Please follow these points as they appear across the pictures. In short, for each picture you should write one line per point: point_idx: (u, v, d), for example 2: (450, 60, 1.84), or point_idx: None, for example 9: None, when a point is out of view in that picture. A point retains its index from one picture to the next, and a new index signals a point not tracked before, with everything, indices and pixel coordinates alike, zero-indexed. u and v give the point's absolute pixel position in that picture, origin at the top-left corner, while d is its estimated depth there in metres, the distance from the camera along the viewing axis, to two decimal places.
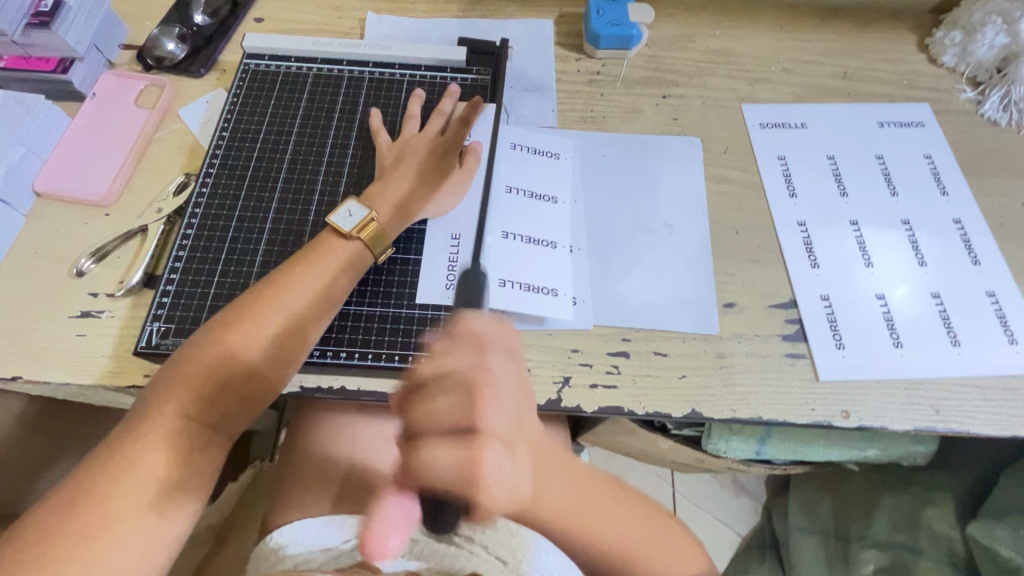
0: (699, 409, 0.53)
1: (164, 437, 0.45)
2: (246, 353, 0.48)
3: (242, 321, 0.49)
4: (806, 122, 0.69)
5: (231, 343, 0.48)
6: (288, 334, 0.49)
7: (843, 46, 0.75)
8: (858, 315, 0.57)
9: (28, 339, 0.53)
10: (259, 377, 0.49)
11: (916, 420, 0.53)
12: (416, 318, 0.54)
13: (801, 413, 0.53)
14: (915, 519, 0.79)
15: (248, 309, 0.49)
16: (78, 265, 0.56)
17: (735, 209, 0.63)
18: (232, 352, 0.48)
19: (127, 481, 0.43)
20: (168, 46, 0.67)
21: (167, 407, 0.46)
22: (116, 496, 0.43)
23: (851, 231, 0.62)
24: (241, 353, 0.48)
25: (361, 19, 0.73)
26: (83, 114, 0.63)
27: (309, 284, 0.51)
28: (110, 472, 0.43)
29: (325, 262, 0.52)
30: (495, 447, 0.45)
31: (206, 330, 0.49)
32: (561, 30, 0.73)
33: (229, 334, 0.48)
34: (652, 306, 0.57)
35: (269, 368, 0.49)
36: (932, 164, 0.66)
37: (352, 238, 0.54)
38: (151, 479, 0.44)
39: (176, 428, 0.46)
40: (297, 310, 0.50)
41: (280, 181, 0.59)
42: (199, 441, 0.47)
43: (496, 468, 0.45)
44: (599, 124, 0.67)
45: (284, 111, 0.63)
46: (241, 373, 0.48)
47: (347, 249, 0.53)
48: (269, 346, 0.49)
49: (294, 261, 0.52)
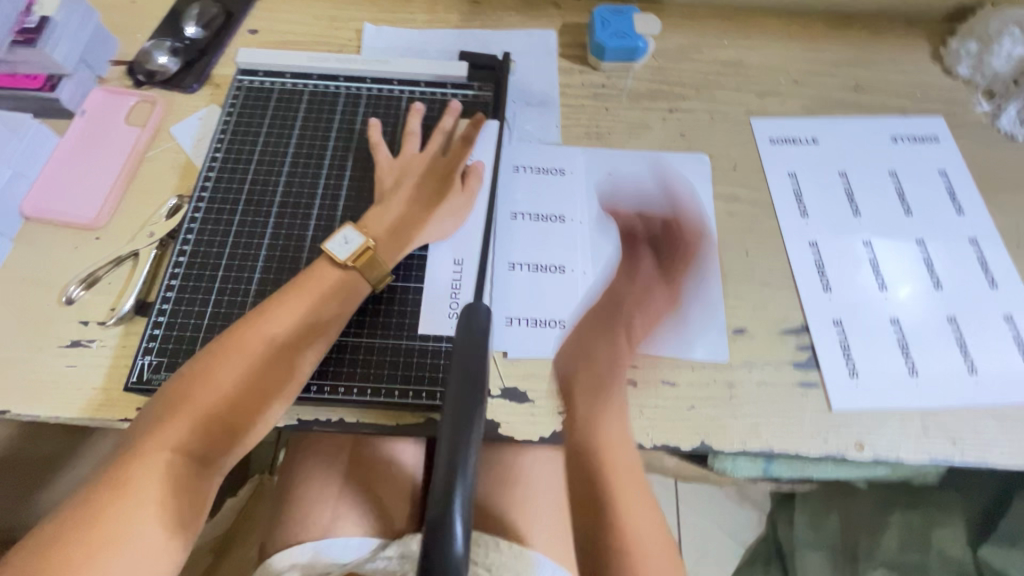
0: (709, 441, 0.51)
1: (146, 474, 0.42)
2: (236, 384, 0.46)
3: (234, 352, 0.47)
4: (817, 136, 0.67)
5: (220, 373, 0.46)
6: (278, 364, 0.48)
7: (854, 56, 0.72)
8: (871, 339, 0.56)
9: (17, 369, 0.51)
10: (251, 408, 0.46)
11: (932, 451, 0.52)
12: (417, 350, 0.52)
13: (814, 445, 0.51)
14: (926, 538, 0.78)
15: (235, 338, 0.48)
16: (69, 293, 0.54)
17: (745, 229, 0.61)
18: (218, 383, 0.46)
19: (110, 522, 0.40)
20: (159, 60, 0.65)
21: (153, 441, 0.43)
22: (97, 535, 0.40)
23: (863, 250, 0.60)
24: (228, 387, 0.46)
25: (358, 30, 0.70)
26: (71, 132, 0.61)
27: (301, 312, 0.50)
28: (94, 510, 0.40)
29: (317, 288, 0.51)
30: None
31: (194, 363, 0.47)
32: (564, 41, 0.71)
33: (220, 365, 0.47)
34: (660, 332, 0.55)
35: (261, 396, 0.47)
36: (947, 180, 0.64)
37: (348, 267, 0.52)
38: (138, 522, 0.41)
39: (160, 464, 0.43)
40: (289, 336, 0.49)
41: (276, 204, 0.57)
42: (189, 477, 0.44)
43: None
44: (604, 140, 0.65)
45: (281, 129, 0.61)
46: (230, 403, 0.46)
47: (340, 276, 0.52)
48: (261, 375, 0.47)
49: (285, 291, 0.51)
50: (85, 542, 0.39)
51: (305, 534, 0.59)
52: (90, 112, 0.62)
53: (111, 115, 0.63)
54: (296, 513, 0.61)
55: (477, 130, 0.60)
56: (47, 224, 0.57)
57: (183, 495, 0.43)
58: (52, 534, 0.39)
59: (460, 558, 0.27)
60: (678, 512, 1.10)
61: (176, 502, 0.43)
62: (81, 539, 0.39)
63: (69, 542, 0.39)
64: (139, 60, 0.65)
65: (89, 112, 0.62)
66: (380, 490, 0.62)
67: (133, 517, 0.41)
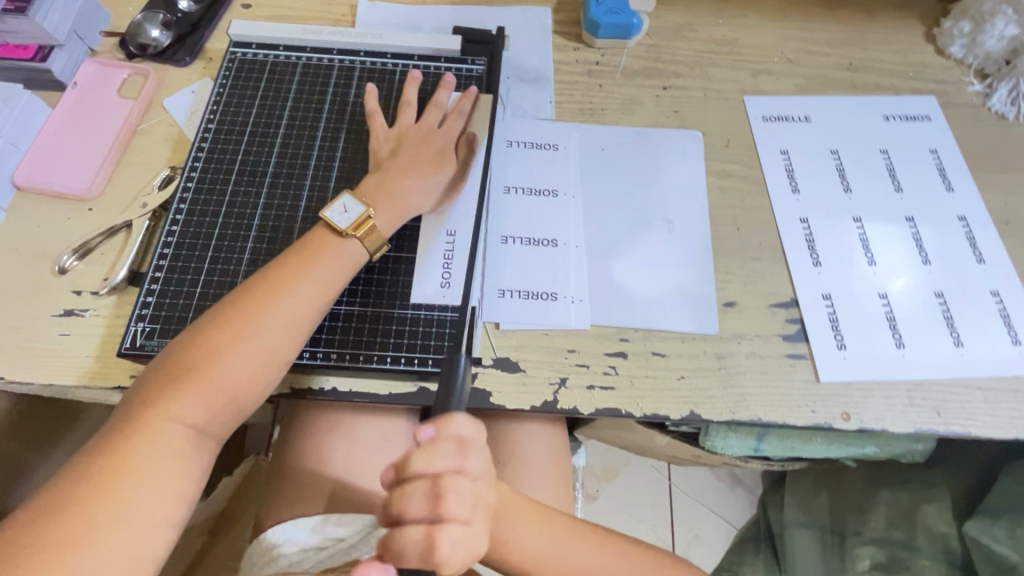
0: (697, 411, 0.52)
1: (149, 443, 0.43)
2: (240, 360, 0.46)
3: (239, 327, 0.47)
4: (810, 115, 0.67)
5: (224, 348, 0.46)
6: (278, 336, 0.47)
7: (849, 36, 0.72)
8: (859, 313, 0.56)
9: (10, 337, 0.51)
10: (253, 383, 0.47)
11: (917, 422, 0.52)
12: (409, 319, 0.52)
13: (801, 415, 0.52)
14: (912, 516, 0.79)
15: (234, 310, 0.47)
16: (61, 262, 0.54)
17: (736, 206, 0.61)
18: (217, 355, 0.46)
19: (112, 488, 0.41)
20: (152, 33, 0.64)
21: (158, 413, 0.44)
22: (100, 501, 0.40)
23: (854, 227, 0.61)
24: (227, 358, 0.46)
25: (352, 6, 0.70)
26: (63, 104, 0.61)
27: (308, 290, 0.49)
28: (96, 476, 0.41)
29: (324, 265, 0.50)
30: (453, 530, 0.41)
31: (198, 333, 0.47)
32: (559, 18, 0.71)
33: (225, 339, 0.46)
34: (650, 304, 0.56)
35: (265, 372, 0.47)
36: (937, 159, 0.65)
37: (349, 238, 0.52)
38: (140, 488, 0.42)
39: (161, 433, 0.43)
40: (295, 313, 0.48)
41: (269, 176, 0.57)
42: (191, 448, 0.45)
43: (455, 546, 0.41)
44: (597, 116, 0.65)
45: (274, 101, 0.61)
46: (234, 378, 0.46)
47: (346, 252, 0.52)
48: (261, 347, 0.47)
49: (289, 266, 0.50)
50: (88, 508, 0.40)
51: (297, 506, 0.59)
52: (82, 85, 0.62)
53: (102, 88, 0.63)
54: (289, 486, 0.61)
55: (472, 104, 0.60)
56: (39, 194, 0.57)
57: (184, 462, 0.44)
58: (52, 502, 0.40)
59: None
60: (671, 495, 1.12)
61: (178, 469, 0.43)
62: (83, 511, 0.40)
63: (71, 514, 0.39)
64: (132, 32, 0.64)
65: (81, 85, 0.62)
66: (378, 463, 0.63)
67: (136, 483, 0.42)
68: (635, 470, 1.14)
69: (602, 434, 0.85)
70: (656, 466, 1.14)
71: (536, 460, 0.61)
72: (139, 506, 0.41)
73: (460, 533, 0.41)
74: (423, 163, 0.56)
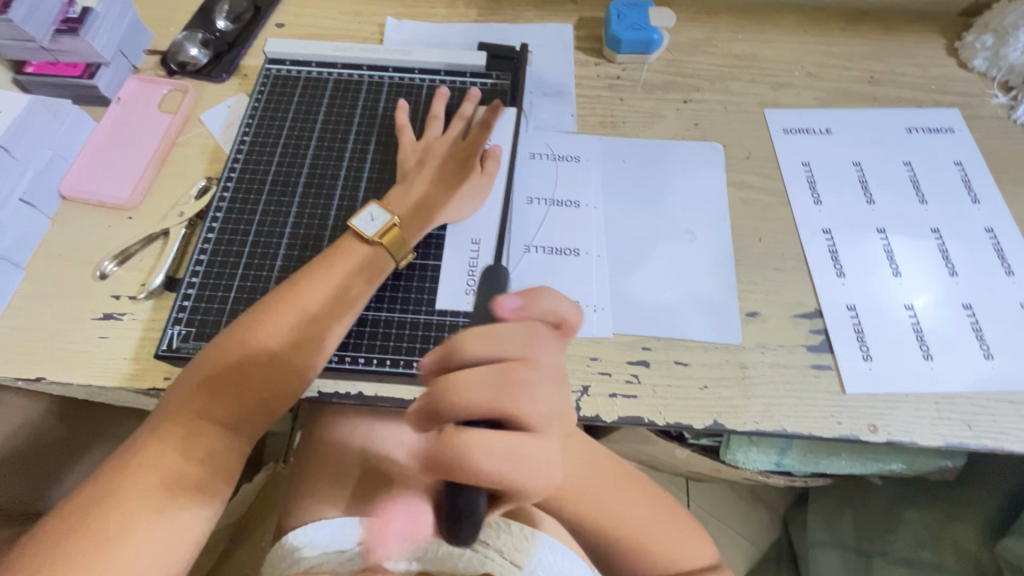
0: (721, 421, 0.52)
1: (184, 441, 0.44)
2: (272, 362, 0.47)
3: (271, 331, 0.48)
4: (831, 127, 0.67)
5: (255, 349, 0.47)
6: (307, 338, 0.49)
7: (869, 50, 0.73)
8: (886, 325, 0.56)
9: (52, 339, 0.53)
10: (282, 385, 0.48)
11: (948, 436, 0.51)
12: (434, 325, 0.53)
13: (827, 426, 0.52)
14: (940, 535, 0.77)
15: (264, 313, 0.49)
16: (102, 268, 0.56)
17: (758, 216, 0.62)
18: (249, 356, 0.47)
19: (149, 485, 0.42)
20: (191, 51, 0.68)
21: (190, 412, 0.45)
22: (138, 497, 0.42)
23: (878, 239, 0.60)
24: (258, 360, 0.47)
25: (380, 24, 0.73)
26: (108, 118, 0.64)
27: (335, 295, 0.50)
28: (135, 473, 0.42)
29: (351, 270, 0.52)
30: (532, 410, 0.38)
31: (230, 335, 0.48)
32: (581, 35, 0.73)
33: (256, 342, 0.48)
34: (673, 313, 0.56)
35: (291, 371, 0.48)
36: (963, 171, 0.64)
37: (374, 243, 0.53)
38: (176, 484, 0.43)
39: (195, 431, 0.45)
40: (324, 316, 0.50)
41: (301, 185, 0.59)
42: (222, 446, 0.46)
43: (534, 398, 0.38)
44: (618, 129, 0.67)
45: (307, 115, 0.63)
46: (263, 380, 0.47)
47: (375, 257, 0.53)
48: (290, 349, 0.48)
49: (319, 272, 0.51)
50: (125, 504, 0.41)
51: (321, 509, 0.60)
52: (125, 102, 0.65)
53: (144, 103, 0.66)
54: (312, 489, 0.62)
55: (495, 115, 0.61)
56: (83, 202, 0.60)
57: (218, 460, 0.45)
58: (95, 497, 0.41)
59: None
60: (690, 512, 1.10)
61: (212, 466, 0.45)
62: (122, 507, 0.41)
63: (110, 510, 0.41)
64: (173, 50, 0.68)
65: (124, 101, 0.65)
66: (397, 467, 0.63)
67: (173, 479, 0.43)
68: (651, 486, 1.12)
69: (618, 446, 0.84)
70: (673, 482, 1.13)
71: None
72: (177, 500, 0.43)
73: (535, 408, 0.38)
74: (450, 175, 0.58)
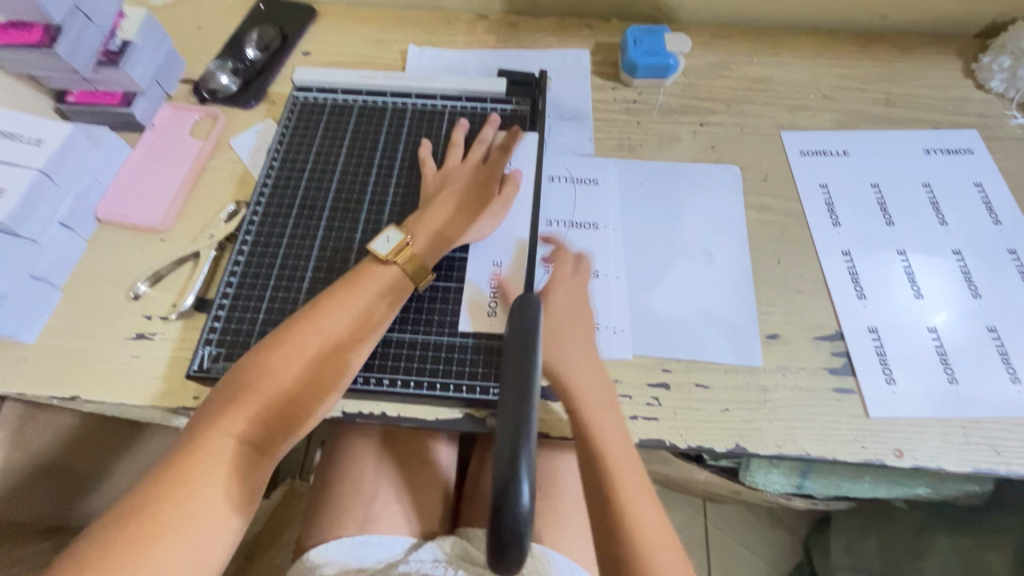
0: (743, 444, 0.51)
1: (214, 456, 0.45)
2: (292, 379, 0.49)
3: (290, 348, 0.50)
4: (848, 149, 0.68)
5: (276, 366, 0.49)
6: (330, 356, 0.50)
7: (885, 72, 0.74)
8: (909, 347, 0.55)
9: (87, 358, 0.55)
10: (303, 400, 0.49)
11: (976, 461, 0.51)
12: (457, 346, 0.54)
13: (851, 451, 0.51)
14: (971, 563, 0.75)
15: (290, 332, 0.51)
16: (136, 289, 0.58)
17: (776, 238, 0.62)
18: (276, 373, 0.49)
19: (179, 498, 0.43)
20: (222, 79, 0.71)
21: (217, 428, 0.46)
22: (169, 509, 0.42)
23: (898, 260, 0.60)
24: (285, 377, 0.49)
25: (402, 52, 0.75)
26: (142, 144, 0.67)
27: (351, 314, 0.52)
28: (168, 485, 0.43)
29: (367, 289, 0.53)
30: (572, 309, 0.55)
31: (252, 354, 0.50)
32: (598, 60, 0.75)
33: (277, 359, 0.49)
34: (692, 336, 0.56)
35: (316, 386, 0.49)
36: (983, 193, 0.64)
37: (390, 263, 0.55)
38: (205, 497, 0.44)
39: (225, 446, 0.46)
40: (341, 333, 0.51)
41: (327, 209, 0.61)
42: (246, 462, 0.46)
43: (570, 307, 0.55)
44: (636, 152, 0.68)
45: (332, 141, 0.65)
46: (285, 395, 0.48)
47: (391, 276, 0.54)
48: (313, 365, 0.50)
49: (335, 293, 0.53)
50: (156, 516, 0.42)
51: (342, 528, 0.61)
52: (158, 131, 0.68)
53: (176, 130, 0.68)
54: (333, 507, 0.63)
55: (514, 141, 0.63)
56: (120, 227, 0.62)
57: (245, 475, 0.46)
58: (127, 509, 0.42)
59: (521, 514, 0.29)
60: (708, 533, 1.09)
61: (240, 481, 0.45)
62: (152, 519, 0.42)
63: (141, 522, 0.41)
64: (205, 79, 0.71)
65: (156, 130, 0.68)
66: (425, 484, 0.65)
67: (203, 492, 0.44)
68: (668, 506, 1.11)
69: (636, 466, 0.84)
70: (690, 502, 1.12)
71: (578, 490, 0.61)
72: (205, 514, 0.43)
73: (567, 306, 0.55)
74: (463, 198, 0.59)
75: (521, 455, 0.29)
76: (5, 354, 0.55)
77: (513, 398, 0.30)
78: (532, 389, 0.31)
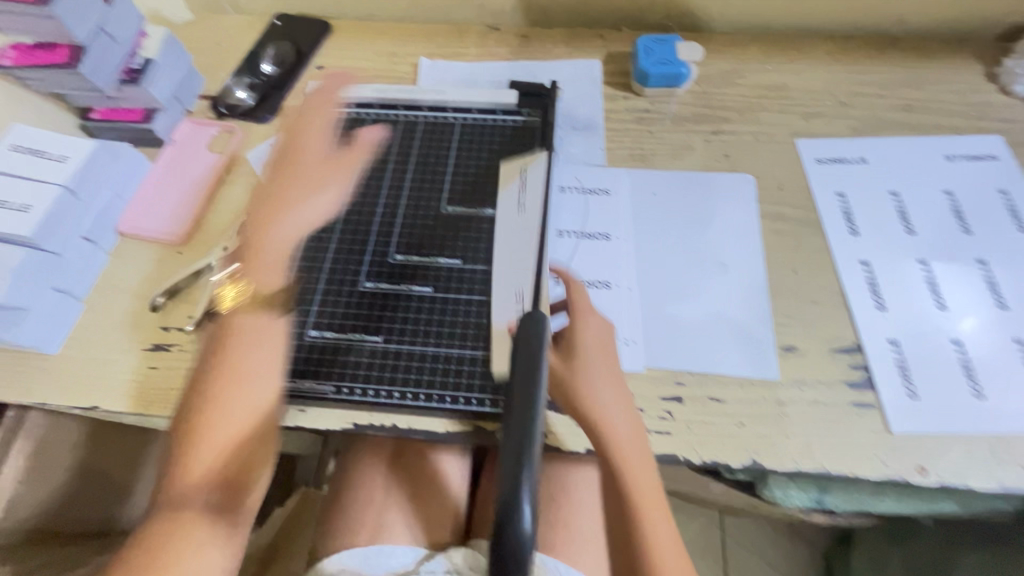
0: (759, 459, 0.50)
1: (185, 520, 0.47)
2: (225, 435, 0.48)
3: (212, 405, 0.49)
4: (866, 156, 0.66)
5: (210, 426, 0.48)
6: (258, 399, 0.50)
7: (904, 77, 0.72)
8: (932, 360, 0.54)
9: (106, 369, 0.56)
10: (236, 453, 0.49)
11: (1005, 480, 0.49)
12: (467, 358, 0.54)
13: (872, 467, 0.50)
14: None
15: (212, 391, 0.49)
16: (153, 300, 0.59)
17: (792, 248, 0.61)
18: (209, 431, 0.48)
19: (169, 555, 0.46)
20: (238, 94, 0.73)
21: (177, 494, 0.47)
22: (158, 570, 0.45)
23: (920, 269, 0.59)
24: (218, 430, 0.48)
25: (414, 65, 0.76)
26: (162, 159, 0.68)
27: (267, 355, 0.51)
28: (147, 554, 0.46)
29: (250, 335, 0.52)
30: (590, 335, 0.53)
31: (180, 425, 0.49)
32: (609, 69, 0.74)
33: (204, 422, 0.48)
34: (706, 348, 0.55)
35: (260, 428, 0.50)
36: (1009, 200, 0.62)
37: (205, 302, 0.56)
38: (195, 547, 0.47)
39: (191, 511, 0.47)
40: (263, 390, 0.50)
41: (341, 222, 0.62)
42: (219, 513, 0.48)
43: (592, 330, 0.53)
44: (648, 161, 0.67)
45: (345, 155, 0.66)
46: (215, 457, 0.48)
47: (264, 322, 0.53)
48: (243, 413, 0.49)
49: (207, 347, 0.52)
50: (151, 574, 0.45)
51: (355, 538, 0.61)
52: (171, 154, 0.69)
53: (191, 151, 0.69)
54: (346, 517, 0.63)
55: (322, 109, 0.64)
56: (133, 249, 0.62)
57: (224, 517, 0.49)
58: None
59: (524, 537, 0.28)
60: (726, 546, 1.07)
61: (220, 522, 0.48)
62: None
63: None
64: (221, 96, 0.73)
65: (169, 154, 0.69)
66: (438, 496, 0.64)
67: (191, 545, 0.47)
68: (684, 518, 1.10)
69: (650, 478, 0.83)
70: (707, 514, 1.10)
71: (592, 504, 0.61)
72: (194, 561, 0.47)
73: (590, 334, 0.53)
74: (297, 183, 0.58)
75: (522, 477, 0.28)
76: (30, 365, 0.57)
77: (518, 418, 0.29)
78: (536, 408, 0.30)
